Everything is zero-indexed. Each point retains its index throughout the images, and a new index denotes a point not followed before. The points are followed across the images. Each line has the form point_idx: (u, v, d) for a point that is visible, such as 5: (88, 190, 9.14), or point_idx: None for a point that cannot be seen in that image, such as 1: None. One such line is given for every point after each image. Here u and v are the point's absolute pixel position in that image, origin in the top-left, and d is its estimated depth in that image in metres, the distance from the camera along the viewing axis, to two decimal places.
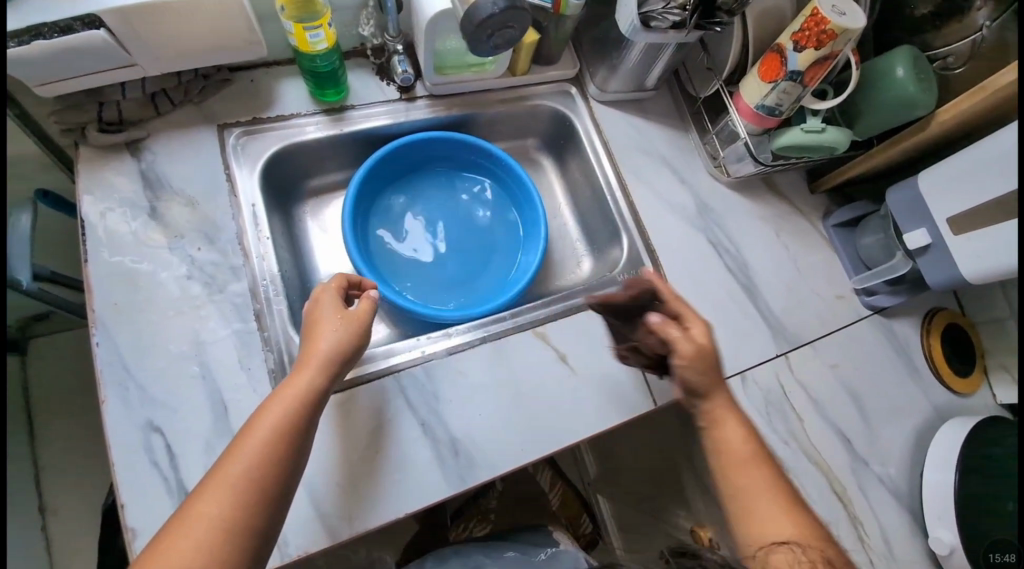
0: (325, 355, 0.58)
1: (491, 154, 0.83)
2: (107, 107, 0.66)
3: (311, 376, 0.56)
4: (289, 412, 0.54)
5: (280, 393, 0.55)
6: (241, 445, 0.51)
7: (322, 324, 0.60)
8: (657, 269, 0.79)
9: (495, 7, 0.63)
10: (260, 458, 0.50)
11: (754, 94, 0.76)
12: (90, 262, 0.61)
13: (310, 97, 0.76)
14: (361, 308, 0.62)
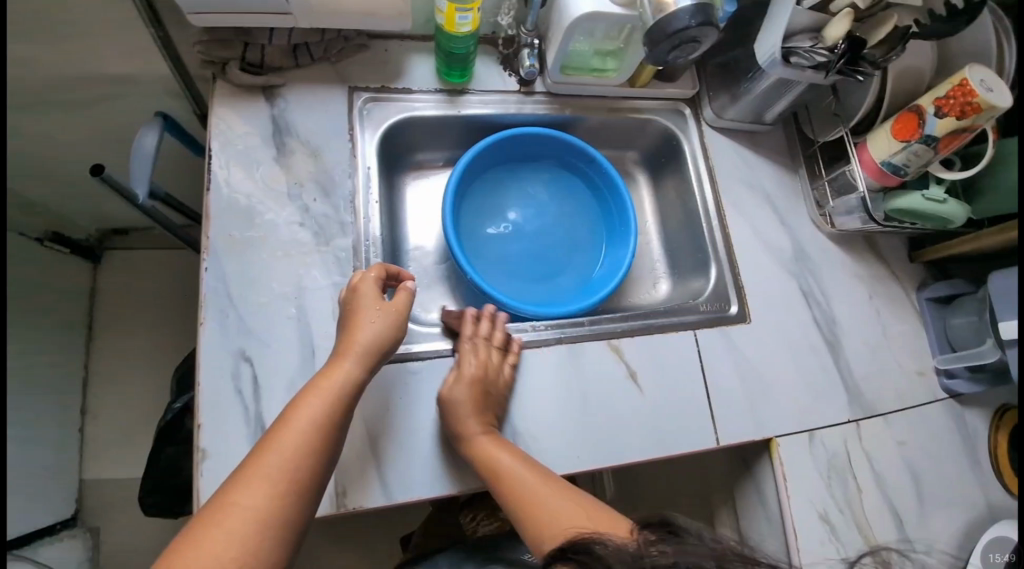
0: (366, 346, 0.58)
1: (594, 158, 0.82)
2: (251, 48, 0.68)
3: (350, 368, 0.56)
4: (327, 405, 0.54)
5: (317, 384, 0.55)
6: (280, 434, 0.52)
7: (362, 316, 0.59)
8: (743, 307, 0.77)
9: (692, 21, 0.61)
10: (299, 451, 0.51)
11: (882, 150, 0.74)
12: (215, 191, 0.65)
13: (435, 75, 0.78)
14: (401, 299, 0.62)
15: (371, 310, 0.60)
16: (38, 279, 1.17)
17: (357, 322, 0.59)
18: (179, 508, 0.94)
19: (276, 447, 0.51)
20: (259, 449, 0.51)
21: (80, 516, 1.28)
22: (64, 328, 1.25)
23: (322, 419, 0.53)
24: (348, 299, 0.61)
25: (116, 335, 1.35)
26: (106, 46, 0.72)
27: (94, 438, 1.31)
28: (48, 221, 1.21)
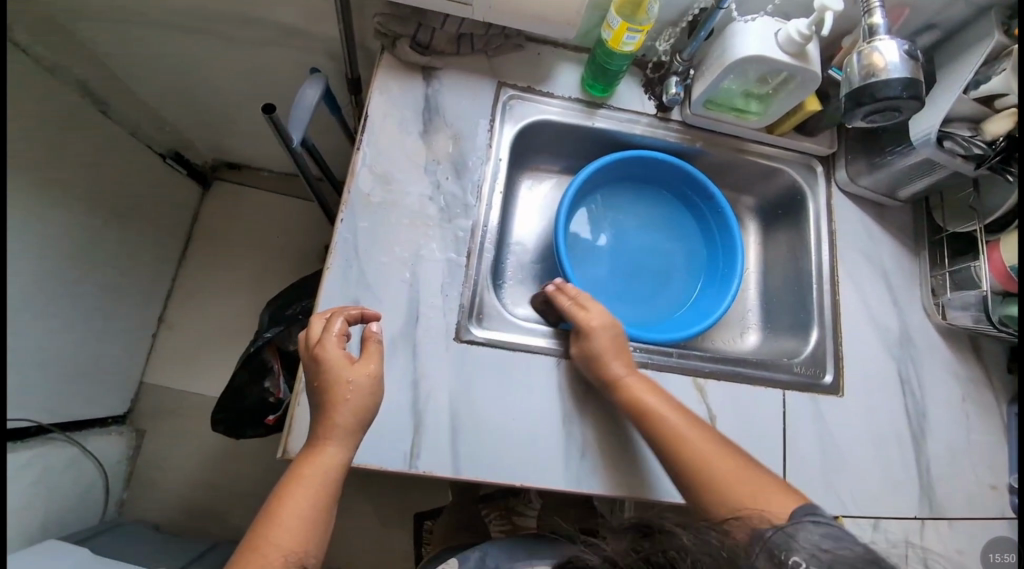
0: (348, 422, 0.56)
1: (711, 196, 0.81)
2: (423, 30, 0.73)
3: (335, 452, 0.55)
4: (317, 492, 0.53)
5: (301, 471, 0.53)
6: (272, 530, 0.50)
7: (336, 387, 0.56)
8: (837, 379, 0.77)
9: (901, 95, 0.62)
10: (294, 542, 0.50)
11: (1015, 254, 0.71)
12: (363, 152, 0.71)
13: (579, 85, 0.80)
14: (371, 354, 0.59)
15: (340, 374, 0.56)
16: (153, 190, 1.27)
17: (331, 392, 0.56)
18: (242, 431, 1.00)
19: (269, 550, 0.49)
20: (248, 554, 0.49)
21: (131, 416, 1.37)
22: (164, 240, 1.36)
23: (313, 507, 0.52)
24: (314, 368, 0.57)
25: (203, 257, 1.45)
26: None
27: (160, 347, 1.40)
28: (176, 141, 1.32)
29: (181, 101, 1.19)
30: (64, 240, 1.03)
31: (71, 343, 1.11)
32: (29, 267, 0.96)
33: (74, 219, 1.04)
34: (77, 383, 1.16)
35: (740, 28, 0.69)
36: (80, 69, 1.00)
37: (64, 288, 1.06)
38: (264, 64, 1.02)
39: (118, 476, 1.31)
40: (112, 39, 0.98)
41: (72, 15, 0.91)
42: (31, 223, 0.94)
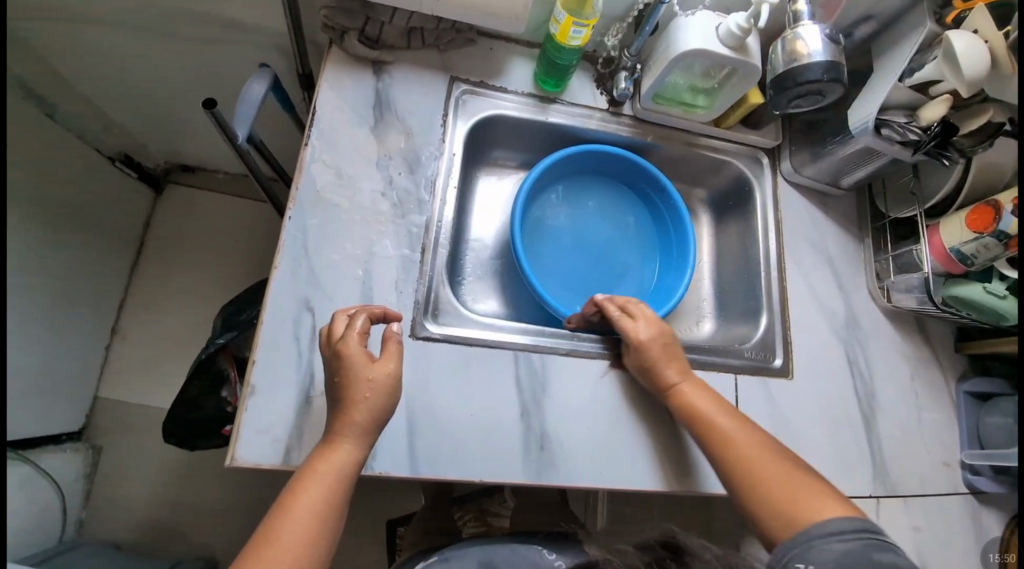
0: (368, 418, 0.54)
1: (664, 188, 0.82)
2: (371, 23, 0.72)
3: (351, 449, 0.53)
4: (331, 489, 0.51)
5: (315, 466, 0.52)
6: (280, 526, 0.48)
7: (356, 384, 0.54)
8: (786, 362, 0.79)
9: (820, 76, 0.64)
10: (305, 540, 0.47)
11: (954, 236, 0.75)
12: (311, 148, 0.69)
13: (532, 80, 0.80)
14: (391, 353, 0.57)
15: (364, 371, 0.55)
16: (103, 195, 1.22)
17: (351, 388, 0.54)
18: (198, 441, 0.97)
19: (280, 546, 0.46)
20: (257, 548, 0.47)
21: (86, 432, 1.31)
22: (116, 247, 1.30)
23: (326, 506, 0.50)
24: (336, 362, 0.56)
25: (159, 264, 1.40)
26: None
27: (117, 358, 1.35)
28: (125, 144, 1.27)
29: (130, 101, 1.15)
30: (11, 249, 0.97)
31: (21, 358, 1.06)
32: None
33: (23, 227, 0.99)
34: (28, 399, 1.10)
35: (682, 23, 0.70)
36: (20, 68, 0.95)
37: (13, 300, 1.01)
38: (213, 62, 0.99)
39: (76, 495, 1.25)
40: (53, 37, 0.93)
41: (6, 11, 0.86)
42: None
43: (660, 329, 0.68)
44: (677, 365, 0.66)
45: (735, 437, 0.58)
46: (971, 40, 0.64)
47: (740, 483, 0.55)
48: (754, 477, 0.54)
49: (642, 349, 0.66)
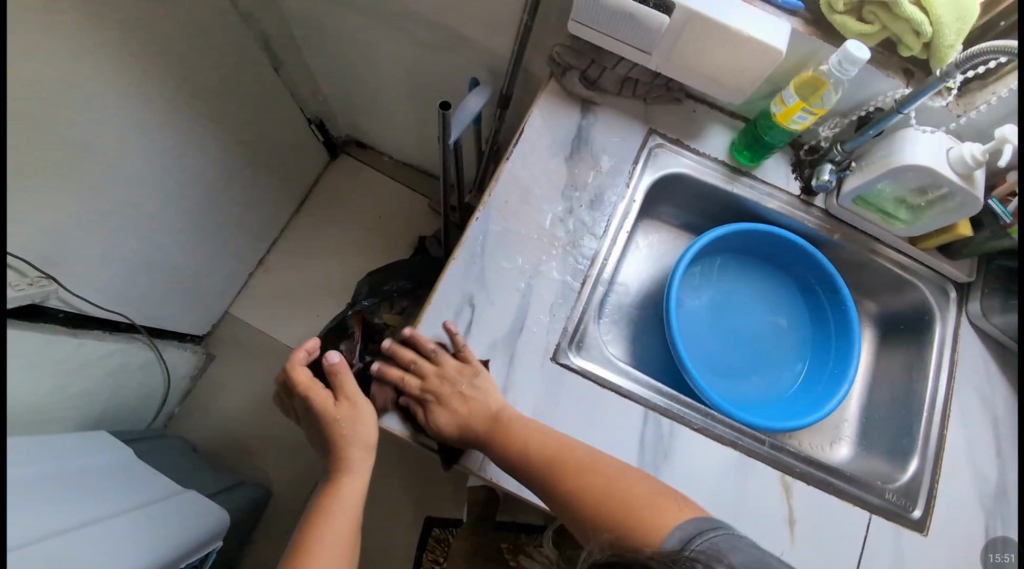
0: (353, 451, 0.65)
1: (836, 289, 0.78)
2: (595, 66, 0.77)
3: (351, 481, 0.64)
4: (352, 510, 0.63)
5: (328, 502, 0.63)
6: (314, 550, 0.59)
7: (335, 428, 0.65)
8: (926, 517, 0.72)
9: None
10: (342, 549, 0.60)
11: None
12: (511, 164, 0.75)
13: (727, 149, 0.81)
14: (351, 394, 0.66)
15: (326, 413, 0.65)
16: (289, 145, 1.40)
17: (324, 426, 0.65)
18: None
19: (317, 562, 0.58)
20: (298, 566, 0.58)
21: (205, 339, 1.47)
22: (283, 192, 1.48)
23: (349, 523, 0.62)
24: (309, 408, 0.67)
25: (310, 218, 1.57)
26: (483, 15, 0.89)
27: (254, 286, 1.51)
28: (322, 110, 1.46)
29: (338, 76, 1.32)
30: (202, 162, 1.14)
31: (180, 259, 1.22)
32: (168, 178, 1.07)
33: (218, 149, 1.16)
34: (174, 294, 1.26)
35: (914, 134, 0.68)
36: (266, 23, 1.13)
37: (191, 205, 1.17)
38: (428, 65, 1.11)
39: (178, 390, 1.41)
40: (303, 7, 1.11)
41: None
42: (181, 139, 1.05)
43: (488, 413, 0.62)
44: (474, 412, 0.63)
45: (566, 446, 0.61)
46: None
47: (578, 501, 0.58)
48: (572, 475, 0.59)
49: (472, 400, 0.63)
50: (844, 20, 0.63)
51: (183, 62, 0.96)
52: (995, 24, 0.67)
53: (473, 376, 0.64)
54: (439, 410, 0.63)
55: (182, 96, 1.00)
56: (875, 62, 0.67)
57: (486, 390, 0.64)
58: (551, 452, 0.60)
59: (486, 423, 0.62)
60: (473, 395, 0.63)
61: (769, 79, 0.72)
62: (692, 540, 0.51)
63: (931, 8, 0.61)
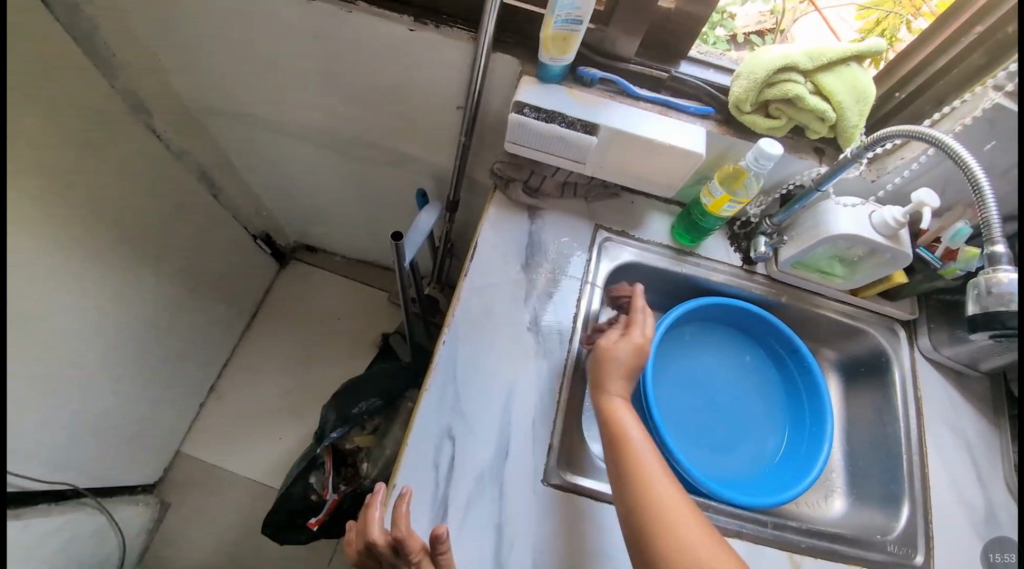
0: None
1: (796, 349, 0.82)
2: (535, 176, 0.82)
3: None
4: None
5: None
6: None
7: None
8: (928, 559, 0.73)
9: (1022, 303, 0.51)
10: None
11: None
12: (469, 278, 0.75)
13: (669, 232, 0.85)
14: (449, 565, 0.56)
15: None
16: (235, 264, 1.37)
17: None
18: (292, 527, 1.01)
19: None
20: None
21: (160, 486, 1.34)
22: (233, 312, 1.42)
23: None
24: None
25: (266, 333, 1.51)
26: (421, 134, 0.93)
27: (210, 415, 1.42)
28: (267, 224, 1.45)
29: (281, 192, 1.32)
30: (142, 299, 1.08)
31: (124, 407, 1.12)
32: (108, 324, 1.01)
33: (160, 283, 1.12)
34: (121, 444, 1.15)
35: (833, 207, 0.73)
36: (200, 154, 1.13)
37: (134, 345, 1.10)
38: (371, 178, 1.14)
39: (133, 551, 1.25)
40: (236, 135, 1.12)
41: (208, 111, 1.06)
42: (119, 281, 1.01)
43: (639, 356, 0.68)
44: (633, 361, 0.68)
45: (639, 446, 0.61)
46: None
47: (654, 533, 0.55)
48: (657, 498, 0.57)
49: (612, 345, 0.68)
50: (754, 119, 0.68)
51: (115, 208, 0.94)
52: (892, 95, 0.74)
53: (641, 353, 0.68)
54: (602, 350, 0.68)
55: (117, 241, 0.97)
56: (789, 148, 0.73)
57: (632, 348, 0.68)
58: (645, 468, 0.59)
59: (602, 380, 0.67)
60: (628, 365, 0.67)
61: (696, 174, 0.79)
62: None
63: (831, 97, 0.66)
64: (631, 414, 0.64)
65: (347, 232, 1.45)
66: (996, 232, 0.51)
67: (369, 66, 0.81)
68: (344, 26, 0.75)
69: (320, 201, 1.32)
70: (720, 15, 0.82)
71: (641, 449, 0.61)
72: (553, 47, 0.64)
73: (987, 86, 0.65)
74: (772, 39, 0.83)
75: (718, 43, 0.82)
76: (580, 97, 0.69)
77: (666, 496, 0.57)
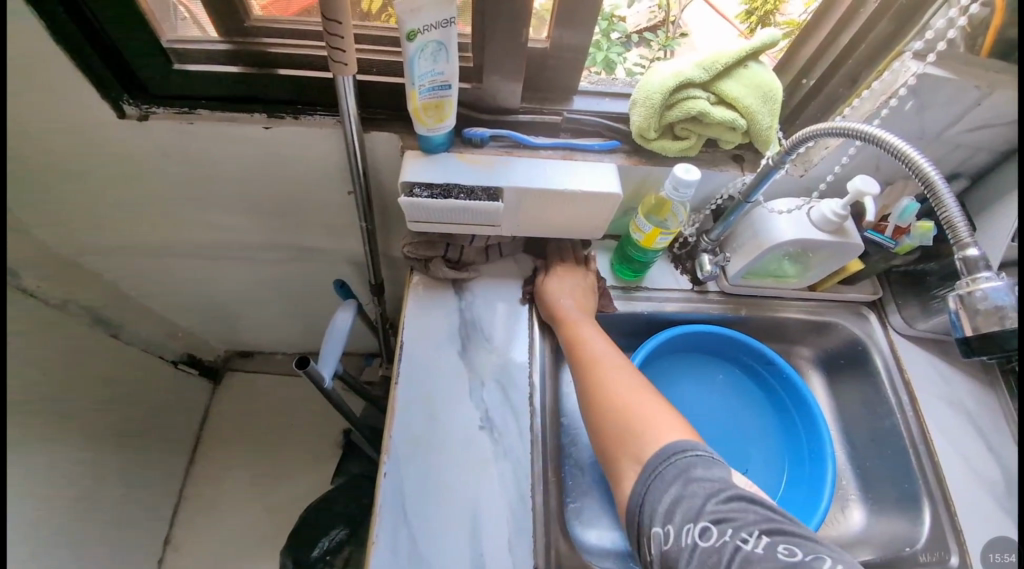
0: None
1: (773, 363, 0.77)
2: (452, 248, 0.73)
3: None
4: None
5: None
6: None
7: None
8: (966, 560, 0.68)
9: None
10: None
11: None
12: (400, 383, 0.65)
13: (609, 271, 0.79)
14: None
15: None
16: (160, 399, 1.21)
17: None
18: None
19: None
20: None
21: None
22: (169, 454, 1.24)
23: None
24: None
25: (214, 464, 1.33)
26: (322, 226, 0.84)
27: None
28: (189, 345, 1.30)
29: (195, 310, 1.18)
30: (49, 482, 0.92)
31: None
32: (19, 526, 0.85)
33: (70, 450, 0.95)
34: None
35: (768, 214, 0.68)
36: (88, 298, 0.99)
37: (61, 531, 0.93)
38: (283, 277, 1.02)
39: None
40: (122, 266, 0.98)
41: (82, 250, 0.92)
42: (16, 470, 0.85)
43: (580, 268, 0.74)
44: (569, 275, 0.72)
45: (590, 342, 0.64)
46: None
47: (592, 409, 0.58)
48: (596, 385, 0.59)
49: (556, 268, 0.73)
50: (661, 145, 0.63)
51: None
52: (800, 82, 0.69)
53: (578, 270, 0.73)
54: (550, 281, 0.71)
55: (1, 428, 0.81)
56: (707, 163, 0.68)
57: (565, 275, 0.72)
58: (591, 365, 0.61)
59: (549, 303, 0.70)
60: (572, 292, 0.71)
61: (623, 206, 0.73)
62: (681, 471, 0.48)
63: (736, 103, 0.60)
64: (586, 325, 0.66)
65: (280, 333, 1.33)
66: (963, 231, 0.42)
67: (240, 171, 0.71)
68: (198, 136, 0.65)
69: (242, 309, 1.19)
70: (610, 18, 0.74)
71: (594, 351, 0.63)
72: (428, 117, 0.57)
73: (900, 57, 0.60)
74: (667, 31, 0.78)
75: (615, 49, 0.75)
76: (473, 161, 0.62)
77: (604, 376, 0.60)
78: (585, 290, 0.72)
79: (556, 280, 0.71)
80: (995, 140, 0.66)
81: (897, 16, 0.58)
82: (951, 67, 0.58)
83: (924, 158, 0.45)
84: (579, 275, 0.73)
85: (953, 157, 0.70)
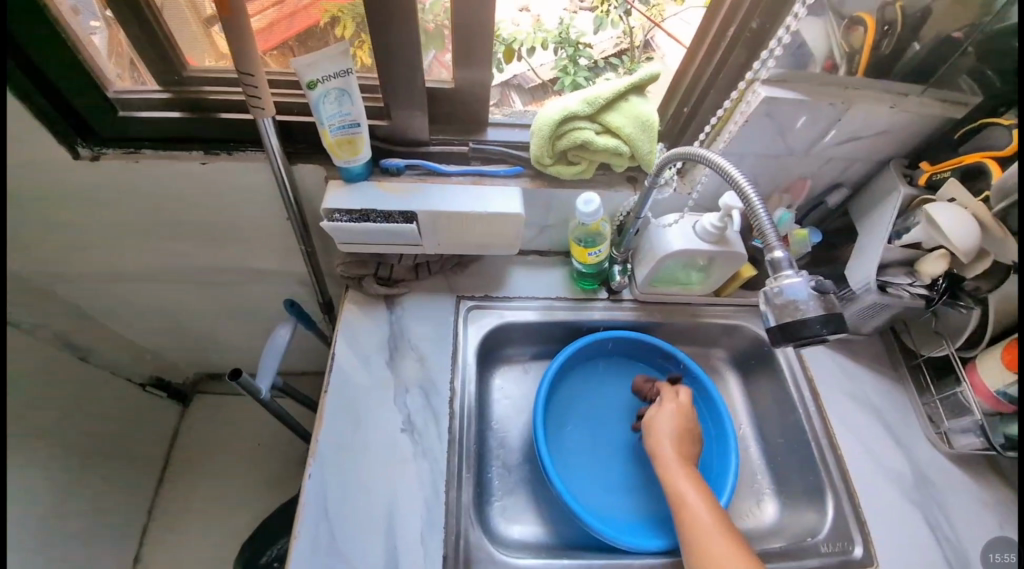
0: None
1: (685, 364, 0.83)
2: (382, 266, 0.79)
3: None
4: None
5: None
6: None
7: None
8: (868, 548, 0.72)
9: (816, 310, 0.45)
10: None
11: (994, 377, 0.70)
12: (329, 392, 0.69)
13: (532, 284, 0.85)
14: None
15: None
16: (128, 421, 1.25)
17: None
18: None
19: None
20: None
21: None
22: (139, 476, 1.27)
23: None
24: None
25: (183, 484, 1.35)
26: (269, 248, 0.90)
27: None
28: (157, 368, 1.35)
29: (162, 333, 1.23)
30: (22, 502, 0.95)
31: None
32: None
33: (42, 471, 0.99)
34: None
35: (660, 229, 0.76)
36: (58, 324, 1.04)
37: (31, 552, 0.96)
38: (242, 299, 1.08)
39: None
40: (88, 293, 1.04)
41: (49, 279, 0.97)
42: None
43: (680, 408, 0.74)
44: (669, 418, 0.73)
45: (687, 498, 0.64)
46: (958, 213, 0.64)
47: None
48: (704, 550, 0.59)
49: (659, 413, 0.74)
50: (557, 170, 0.71)
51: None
52: (682, 109, 0.76)
53: (675, 409, 0.74)
54: (658, 426, 0.72)
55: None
56: (605, 185, 0.76)
57: (664, 420, 0.73)
58: (694, 519, 0.62)
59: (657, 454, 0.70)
60: (679, 435, 0.71)
61: (538, 223, 0.81)
62: None
63: (619, 132, 0.68)
64: (688, 480, 0.66)
65: (247, 353, 1.38)
66: (772, 236, 0.46)
67: (186, 202, 0.78)
68: (145, 173, 0.72)
69: (207, 331, 1.24)
70: (575, 46, 0.87)
71: (698, 508, 0.63)
72: (343, 152, 0.64)
73: (751, 83, 0.66)
74: (631, 57, 0.89)
75: (582, 73, 0.87)
76: (388, 188, 0.70)
77: (708, 540, 0.60)
78: (691, 430, 0.72)
79: (663, 420, 0.73)
80: (862, 152, 0.73)
81: (748, 44, 0.65)
82: (801, 89, 0.65)
83: (748, 181, 0.49)
84: (683, 412, 0.74)
85: (829, 170, 0.77)
